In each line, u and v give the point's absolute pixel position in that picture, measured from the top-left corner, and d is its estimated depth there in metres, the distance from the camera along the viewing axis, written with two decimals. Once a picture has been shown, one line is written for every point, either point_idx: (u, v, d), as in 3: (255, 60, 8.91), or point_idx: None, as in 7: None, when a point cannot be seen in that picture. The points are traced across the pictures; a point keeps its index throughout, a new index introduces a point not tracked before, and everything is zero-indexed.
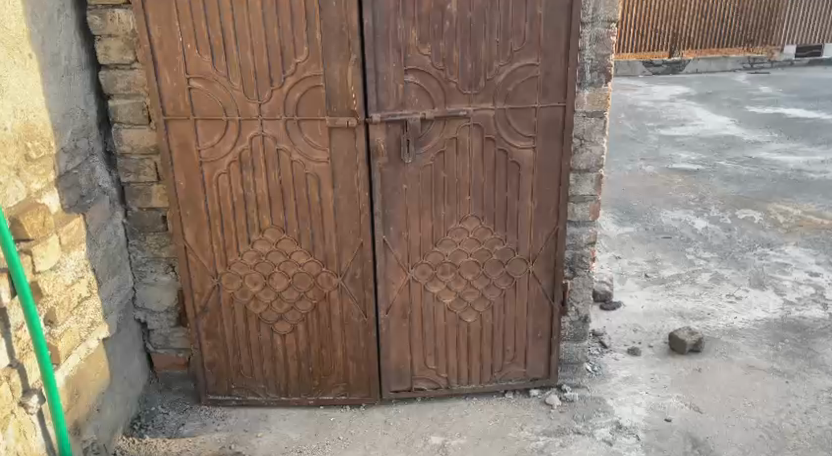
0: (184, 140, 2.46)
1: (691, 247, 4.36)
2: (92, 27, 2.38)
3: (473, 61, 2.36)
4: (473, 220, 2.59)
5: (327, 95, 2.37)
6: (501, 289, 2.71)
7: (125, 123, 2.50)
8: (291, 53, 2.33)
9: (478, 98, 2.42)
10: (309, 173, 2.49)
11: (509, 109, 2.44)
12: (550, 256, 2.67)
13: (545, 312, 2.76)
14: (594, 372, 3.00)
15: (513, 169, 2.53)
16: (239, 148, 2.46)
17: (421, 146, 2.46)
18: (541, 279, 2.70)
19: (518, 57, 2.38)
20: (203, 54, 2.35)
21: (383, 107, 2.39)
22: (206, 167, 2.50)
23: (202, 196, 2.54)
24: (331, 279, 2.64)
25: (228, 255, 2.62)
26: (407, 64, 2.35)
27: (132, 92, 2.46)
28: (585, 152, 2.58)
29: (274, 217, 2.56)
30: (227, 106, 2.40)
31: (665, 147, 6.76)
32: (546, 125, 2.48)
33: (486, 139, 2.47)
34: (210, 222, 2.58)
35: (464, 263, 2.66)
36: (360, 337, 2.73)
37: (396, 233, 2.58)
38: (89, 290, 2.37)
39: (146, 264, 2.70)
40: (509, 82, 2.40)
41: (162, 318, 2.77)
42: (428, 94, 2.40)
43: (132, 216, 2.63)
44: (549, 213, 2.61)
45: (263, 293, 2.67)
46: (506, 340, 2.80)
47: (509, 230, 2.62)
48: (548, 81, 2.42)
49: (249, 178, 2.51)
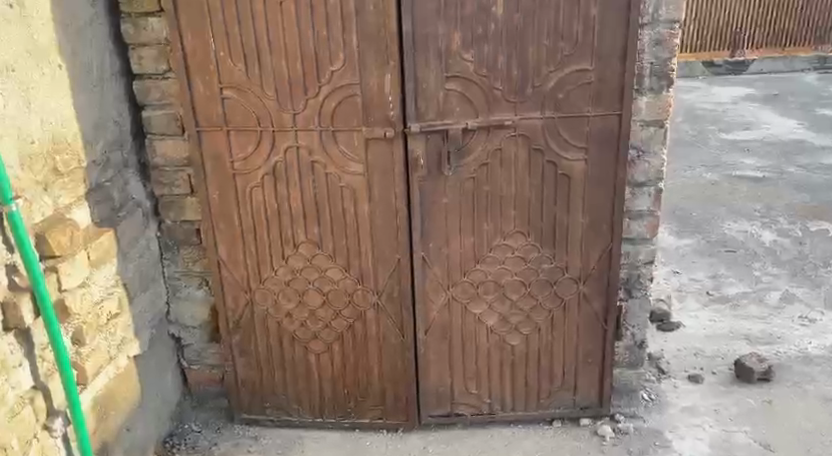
0: (216, 152, 2.37)
1: (757, 262, 4.06)
2: (126, 37, 2.30)
3: (519, 67, 2.19)
4: (518, 236, 2.42)
5: (364, 104, 2.24)
6: (548, 311, 2.52)
7: (159, 134, 2.42)
8: (327, 60, 2.20)
9: (525, 107, 2.24)
10: (345, 186, 2.36)
11: (559, 118, 2.26)
12: (603, 276, 2.47)
13: (597, 336, 2.56)
14: (651, 400, 2.78)
15: (562, 182, 2.34)
16: (273, 160, 2.35)
17: (463, 158, 2.31)
18: (592, 301, 2.50)
19: (569, 62, 2.19)
20: (236, 63, 2.24)
21: (422, 116, 2.25)
22: (239, 180, 2.40)
23: (235, 209, 2.44)
24: (367, 297, 2.51)
25: (262, 270, 2.52)
26: (448, 70, 2.19)
27: (165, 102, 2.38)
28: (643, 165, 2.36)
29: (308, 232, 2.45)
30: (261, 116, 2.30)
31: (728, 153, 6.38)
32: (599, 135, 2.28)
33: (533, 150, 2.30)
34: (244, 237, 2.48)
35: (508, 283, 2.48)
36: (397, 358, 2.58)
37: (435, 249, 2.43)
38: (119, 307, 2.30)
39: (180, 278, 2.62)
40: (559, 89, 2.22)
41: (196, 334, 2.69)
42: (470, 103, 2.24)
43: (166, 229, 2.56)
44: (602, 230, 2.41)
45: (296, 310, 2.56)
46: (554, 365, 2.60)
47: (557, 248, 2.43)
48: (602, 88, 2.22)
49: (283, 191, 2.40)
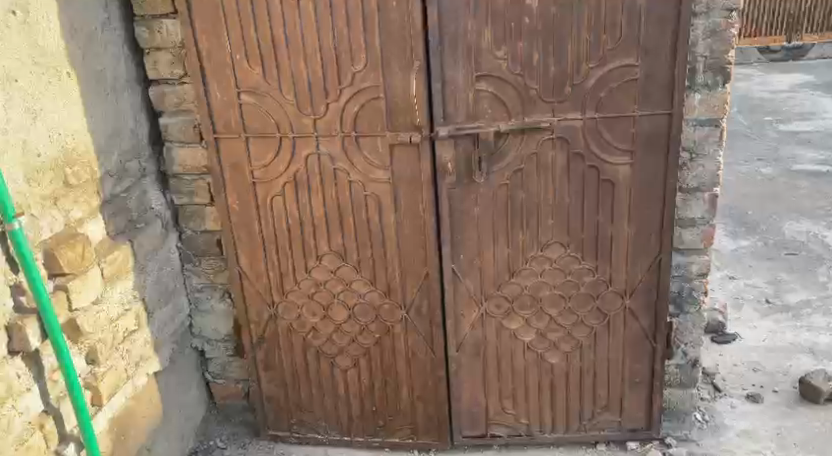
0: (235, 160, 2.25)
1: (822, 267, 3.75)
2: (140, 41, 2.19)
3: (556, 64, 2.00)
4: (557, 247, 2.23)
5: (388, 107, 2.08)
6: (591, 327, 2.33)
7: (177, 141, 2.31)
8: (348, 61, 2.05)
9: (563, 107, 2.05)
10: (370, 195, 2.21)
11: (601, 118, 2.06)
12: (651, 289, 2.26)
13: (645, 354, 2.35)
14: (705, 422, 2.55)
15: (605, 189, 2.14)
16: (294, 168, 2.22)
17: (496, 164, 2.13)
18: (640, 317, 2.30)
19: (613, 57, 1.99)
20: (253, 66, 2.11)
21: (451, 120, 2.08)
22: (259, 188, 2.28)
23: (256, 219, 2.32)
24: (395, 312, 2.36)
25: (285, 282, 2.39)
26: (479, 70, 2.02)
27: (182, 108, 2.26)
28: (696, 168, 2.13)
29: (331, 242, 2.31)
30: (280, 122, 2.17)
31: (787, 145, 5.99)
32: (646, 137, 2.07)
33: (572, 154, 2.10)
34: (265, 248, 2.36)
35: (547, 297, 2.29)
36: (428, 376, 2.43)
37: (467, 261, 2.27)
38: (137, 323, 2.21)
39: (202, 290, 2.51)
40: (601, 87, 2.02)
41: (219, 347, 2.59)
42: (503, 104, 2.06)
43: (186, 240, 2.45)
44: (651, 240, 2.20)
45: (321, 325, 2.43)
46: (597, 384, 2.41)
47: (600, 259, 2.23)
48: (650, 85, 2.01)
49: (305, 200, 2.26)
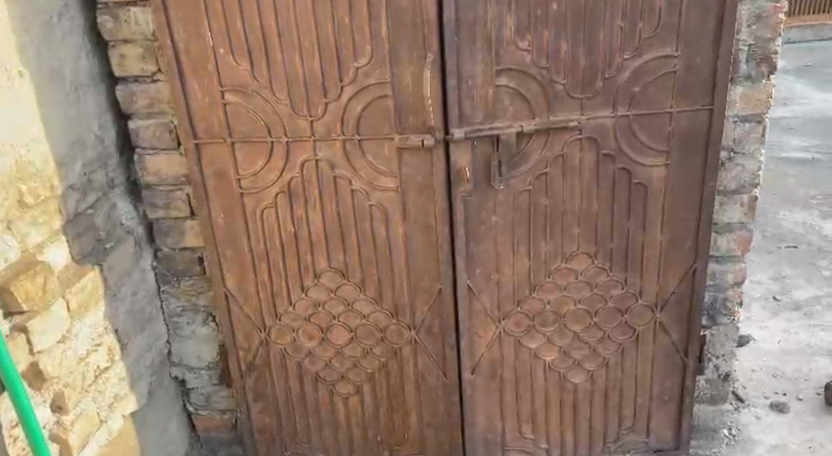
0: (219, 168, 1.97)
1: (824, 260, 3.65)
2: (104, 32, 1.88)
3: (586, 56, 1.78)
4: (583, 258, 2.02)
5: (397, 106, 1.83)
6: (618, 343, 2.13)
7: (150, 147, 2.01)
8: (350, 54, 1.79)
9: (593, 104, 1.83)
10: (375, 205, 1.97)
11: (634, 116, 1.84)
12: (684, 301, 2.07)
13: (675, 370, 2.17)
14: (733, 438, 2.40)
15: (637, 193, 1.94)
16: (288, 176, 1.96)
17: (517, 168, 1.90)
18: (670, 331, 2.11)
19: (649, 47, 1.77)
20: (239, 61, 1.84)
21: (467, 120, 1.84)
22: (248, 199, 2.00)
23: (244, 234, 2.05)
24: (403, 333, 2.12)
25: (277, 304, 2.13)
26: (500, 63, 1.78)
27: (155, 109, 1.96)
28: (735, 169, 1.94)
29: (331, 258, 2.05)
30: (271, 124, 1.90)
31: (768, 132, 5.92)
32: (684, 135, 1.87)
33: (602, 155, 1.88)
34: (255, 266, 2.09)
35: (570, 313, 2.09)
36: (439, 401, 2.21)
37: (483, 276, 2.04)
38: (110, 357, 1.91)
39: (181, 314, 2.22)
40: (635, 81, 1.80)
41: (203, 376, 2.30)
42: (525, 100, 1.83)
43: (163, 258, 2.15)
44: (684, 248, 2.01)
45: (320, 349, 2.17)
46: (623, 404, 2.22)
47: (630, 270, 2.03)
48: (689, 78, 1.80)
49: (300, 211, 2.00)
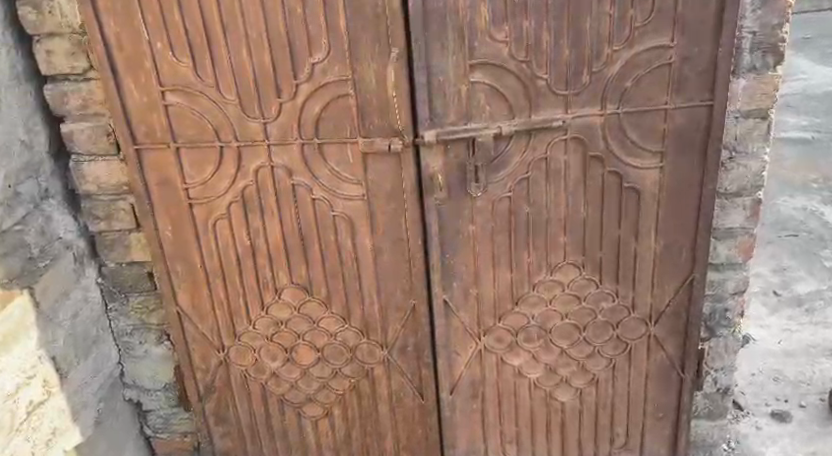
0: (164, 176, 1.77)
1: (826, 250, 3.48)
2: (26, 24, 1.65)
3: (571, 48, 1.57)
4: (570, 269, 1.83)
5: (359, 107, 1.62)
6: (609, 358, 1.95)
7: (86, 153, 1.80)
8: (303, 48, 1.58)
9: (579, 101, 1.63)
10: (339, 215, 1.77)
11: (626, 114, 1.64)
12: (680, 314, 1.90)
13: (671, 386, 2.00)
14: (732, 452, 2.25)
15: (628, 199, 1.74)
16: (240, 184, 1.75)
17: (495, 173, 1.70)
18: (666, 345, 1.94)
19: (642, 37, 1.56)
20: (180, 57, 1.62)
21: (439, 121, 1.64)
22: (198, 210, 1.81)
23: (195, 247, 1.86)
24: (375, 352, 1.95)
25: (236, 322, 1.95)
26: (473, 57, 1.57)
27: (90, 111, 1.75)
28: (737, 169, 1.74)
29: (293, 272, 1.87)
30: (219, 127, 1.69)
31: None
32: (681, 134, 1.67)
33: (590, 158, 1.69)
34: (210, 281, 1.90)
35: (557, 328, 1.91)
36: (415, 423, 2.04)
37: (461, 290, 1.86)
38: (45, 389, 1.74)
39: (132, 333, 2.05)
40: (626, 75, 1.60)
41: (160, 398, 2.13)
42: (504, 98, 1.62)
43: (108, 273, 1.97)
44: (681, 257, 1.82)
45: (284, 370, 2.00)
46: (615, 422, 2.06)
47: (621, 281, 1.85)
48: (687, 71, 1.59)
49: (256, 223, 1.81)
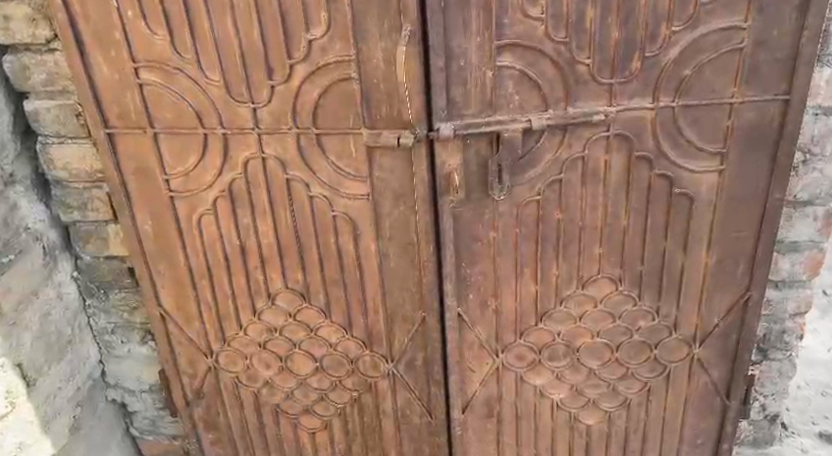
0: (142, 165, 1.55)
1: None
2: None
3: (622, 27, 1.29)
4: (605, 283, 1.59)
5: (363, 93, 1.37)
6: (644, 381, 1.72)
7: (54, 135, 1.59)
8: (299, 23, 1.32)
9: (627, 91, 1.36)
10: (340, 216, 1.54)
11: (682, 108, 1.37)
12: (731, 336, 1.65)
13: (712, 413, 1.78)
14: None
15: (679, 206, 1.48)
16: (227, 178, 1.53)
17: (522, 173, 1.45)
18: (711, 369, 1.70)
19: (710, 15, 1.28)
20: (155, 29, 1.37)
21: (458, 112, 1.38)
22: (180, 204, 1.59)
23: (179, 245, 1.65)
24: (378, 365, 1.75)
25: (225, 326, 1.76)
26: (501, 37, 1.31)
27: (56, 88, 1.52)
28: (811, 174, 1.47)
29: (288, 276, 1.65)
30: (202, 112, 1.45)
31: None
32: (748, 133, 1.39)
33: (636, 158, 1.43)
34: (196, 282, 1.71)
35: (586, 346, 1.68)
36: (423, 441, 1.86)
37: (478, 303, 1.63)
38: (9, 401, 1.58)
39: (113, 332, 1.89)
40: (686, 61, 1.32)
41: (146, 399, 2.00)
42: (536, 86, 1.36)
43: (85, 268, 1.79)
44: (736, 274, 1.56)
45: (279, 379, 1.82)
46: (646, 448, 1.84)
47: (664, 298, 1.60)
48: (763, 58, 1.31)
49: (246, 221, 1.59)
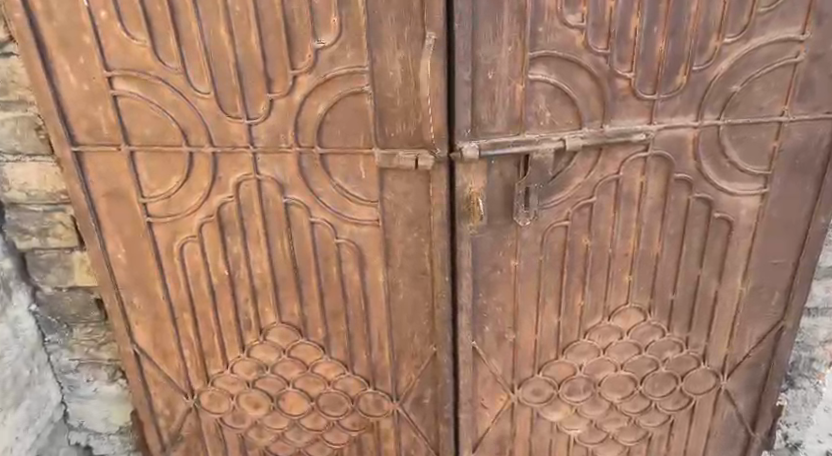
0: (114, 187, 1.35)
1: None
2: None
3: (669, 37, 1.16)
4: (632, 314, 1.46)
5: (377, 108, 1.20)
6: (667, 414, 1.61)
7: (8, 151, 1.37)
8: (304, 27, 1.14)
9: (669, 108, 1.23)
10: (345, 244, 1.37)
11: (728, 126, 1.25)
12: (761, 365, 1.55)
13: (735, 444, 1.68)
14: None
15: (716, 232, 1.37)
16: (215, 202, 1.34)
17: (550, 197, 1.31)
18: (737, 399, 1.60)
19: (765, 26, 1.16)
20: (133, 33, 1.17)
21: (484, 130, 1.23)
22: (159, 230, 1.40)
23: (157, 276, 1.45)
24: (382, 403, 1.59)
25: (209, 363, 1.57)
26: (534, 47, 1.16)
27: (10, 97, 1.31)
28: None
29: (283, 309, 1.48)
30: (188, 127, 1.26)
31: None
32: (795, 154, 1.28)
33: (675, 181, 1.30)
34: (176, 315, 1.51)
35: (609, 380, 1.55)
36: None
37: (495, 336, 1.49)
38: None
39: (77, 370, 1.68)
40: (736, 75, 1.20)
41: (115, 442, 1.79)
42: (570, 102, 1.22)
43: (45, 300, 1.57)
44: (771, 301, 1.46)
45: (269, 420, 1.64)
46: None
47: (694, 328, 1.49)
48: (817, 73, 1.20)
49: (236, 249, 1.40)
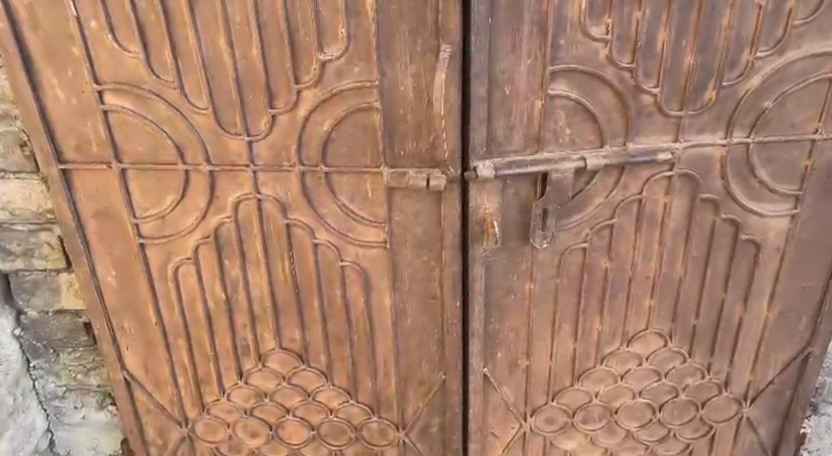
0: (104, 207, 1.26)
1: None
2: None
3: (699, 52, 1.09)
4: (653, 340, 1.39)
5: (387, 125, 1.13)
6: (685, 442, 1.54)
7: None
8: (310, 39, 1.06)
9: (696, 126, 1.16)
10: (351, 267, 1.29)
11: (758, 145, 1.18)
12: (785, 392, 1.48)
13: None
14: None
15: (742, 254, 1.30)
16: (211, 223, 1.26)
17: (568, 218, 1.23)
18: (759, 427, 1.53)
19: (801, 40, 1.09)
20: (125, 45, 1.09)
21: (500, 149, 1.15)
22: (152, 252, 1.31)
23: (150, 300, 1.37)
24: (387, 432, 1.51)
25: (204, 391, 1.49)
26: (556, 61, 1.08)
27: None
28: None
29: (283, 335, 1.39)
30: (183, 144, 1.18)
31: None
32: (829, 174, 1.22)
33: (700, 201, 1.23)
34: (170, 341, 1.43)
35: (626, 407, 1.47)
36: None
37: (507, 363, 1.41)
38: None
39: (65, 396, 1.59)
40: (768, 92, 1.13)
41: None
42: (592, 119, 1.14)
43: (30, 324, 1.48)
44: (798, 326, 1.39)
45: (268, 449, 1.56)
46: None
47: (717, 354, 1.41)
48: None
49: (235, 272, 1.32)
